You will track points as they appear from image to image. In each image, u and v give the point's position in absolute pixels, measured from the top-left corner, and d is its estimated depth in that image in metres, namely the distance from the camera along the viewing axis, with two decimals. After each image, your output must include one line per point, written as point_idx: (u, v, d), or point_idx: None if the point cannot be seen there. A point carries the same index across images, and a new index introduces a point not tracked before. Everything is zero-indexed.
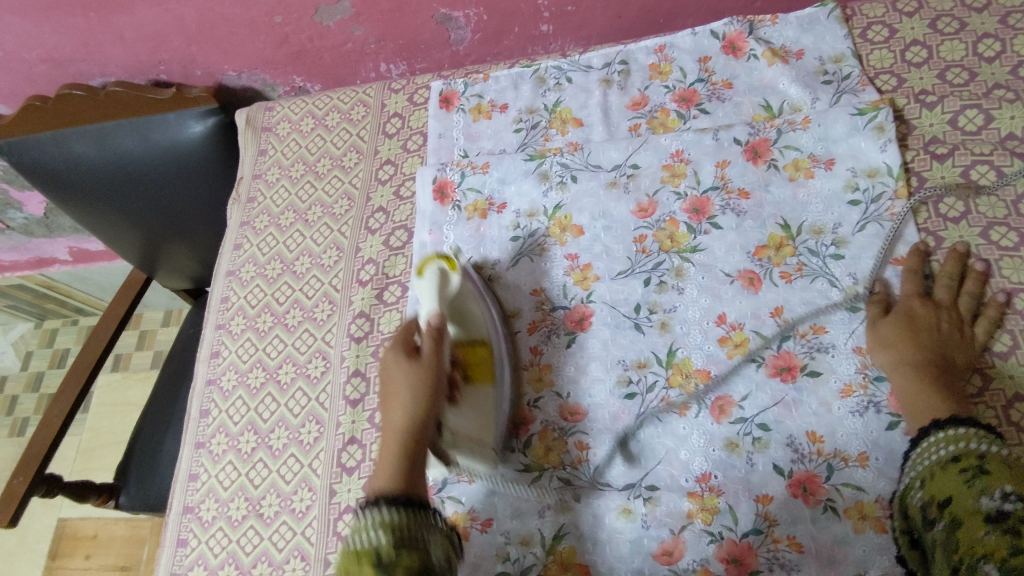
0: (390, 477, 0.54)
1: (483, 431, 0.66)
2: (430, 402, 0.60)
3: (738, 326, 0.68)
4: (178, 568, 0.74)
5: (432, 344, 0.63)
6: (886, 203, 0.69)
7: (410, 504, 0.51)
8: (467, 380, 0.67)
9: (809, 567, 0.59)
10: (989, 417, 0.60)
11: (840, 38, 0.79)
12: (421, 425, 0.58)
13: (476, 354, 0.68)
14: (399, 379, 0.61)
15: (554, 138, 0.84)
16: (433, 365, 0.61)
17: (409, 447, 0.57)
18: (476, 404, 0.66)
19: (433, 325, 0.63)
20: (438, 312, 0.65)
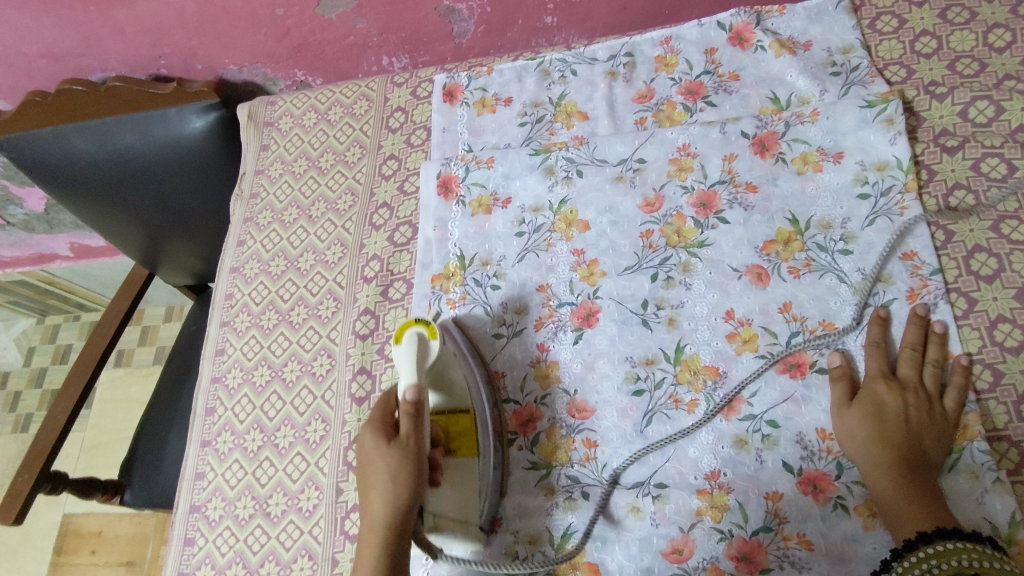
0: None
1: (467, 508, 0.65)
2: (411, 490, 0.58)
3: (746, 322, 0.68)
4: (186, 567, 0.74)
5: (411, 422, 0.61)
6: (895, 196, 0.68)
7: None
8: (451, 454, 0.66)
9: (819, 565, 0.58)
10: (1000, 413, 0.60)
11: (849, 29, 0.78)
12: (399, 519, 0.57)
13: (461, 424, 0.68)
14: (377, 465, 0.59)
15: (559, 132, 0.83)
16: (413, 447, 0.60)
17: (385, 550, 0.56)
18: (460, 483, 0.65)
19: (410, 401, 0.61)
20: (415, 386, 0.63)
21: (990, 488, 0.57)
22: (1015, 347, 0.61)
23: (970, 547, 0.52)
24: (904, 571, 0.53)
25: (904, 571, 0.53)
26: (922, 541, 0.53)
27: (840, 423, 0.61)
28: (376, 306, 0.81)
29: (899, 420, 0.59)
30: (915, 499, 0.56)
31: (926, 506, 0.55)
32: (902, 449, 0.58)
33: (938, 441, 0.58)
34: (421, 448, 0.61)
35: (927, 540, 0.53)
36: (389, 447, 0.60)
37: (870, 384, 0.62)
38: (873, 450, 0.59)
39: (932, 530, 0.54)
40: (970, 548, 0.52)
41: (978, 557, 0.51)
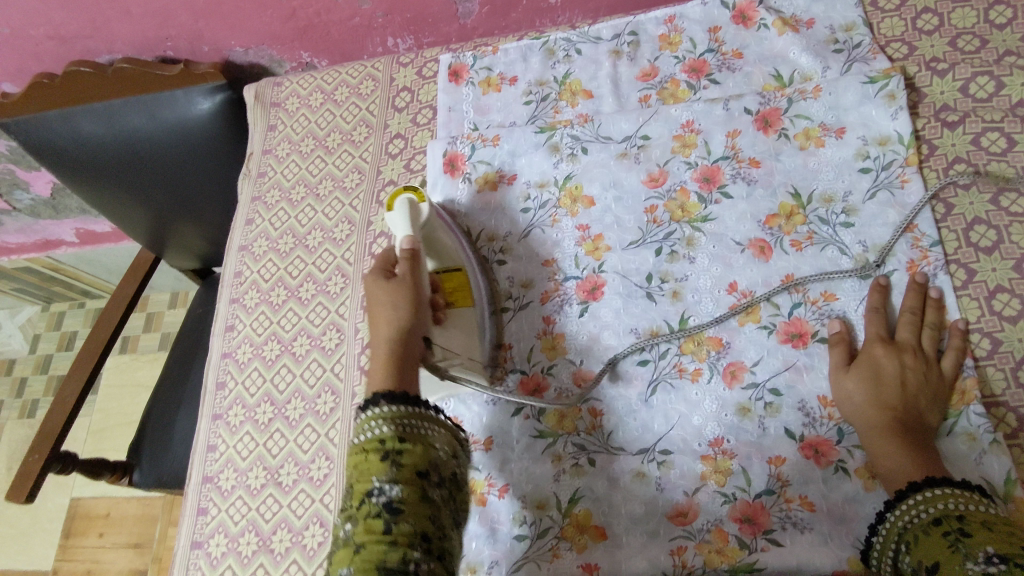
0: (386, 377, 0.56)
1: (469, 347, 0.70)
2: (413, 318, 0.61)
3: (749, 294, 0.69)
4: (199, 536, 0.76)
5: (409, 266, 0.64)
6: (897, 170, 0.69)
7: (406, 399, 0.53)
8: (450, 304, 0.71)
9: (821, 525, 0.60)
10: (997, 379, 0.61)
11: (851, 7, 0.78)
12: (407, 320, 0.61)
13: (454, 281, 0.72)
14: (380, 297, 0.62)
15: (563, 110, 0.84)
16: (410, 283, 0.63)
17: (396, 351, 0.58)
18: (461, 323, 0.70)
19: (407, 251, 0.64)
20: (410, 238, 0.66)
21: (987, 448, 0.58)
22: (1013, 316, 0.62)
23: (958, 493, 0.52)
24: (896, 519, 0.54)
25: (896, 520, 0.54)
26: (913, 489, 0.54)
27: (839, 387, 0.62)
28: None
29: (896, 383, 0.60)
30: (909, 456, 0.57)
31: (920, 463, 0.56)
32: (897, 409, 0.59)
33: (933, 402, 0.60)
34: (419, 290, 0.63)
35: (916, 488, 0.54)
36: (390, 281, 0.63)
37: (868, 348, 0.63)
38: (868, 411, 0.60)
39: (923, 480, 0.54)
40: (958, 493, 0.52)
41: (964, 501, 0.52)
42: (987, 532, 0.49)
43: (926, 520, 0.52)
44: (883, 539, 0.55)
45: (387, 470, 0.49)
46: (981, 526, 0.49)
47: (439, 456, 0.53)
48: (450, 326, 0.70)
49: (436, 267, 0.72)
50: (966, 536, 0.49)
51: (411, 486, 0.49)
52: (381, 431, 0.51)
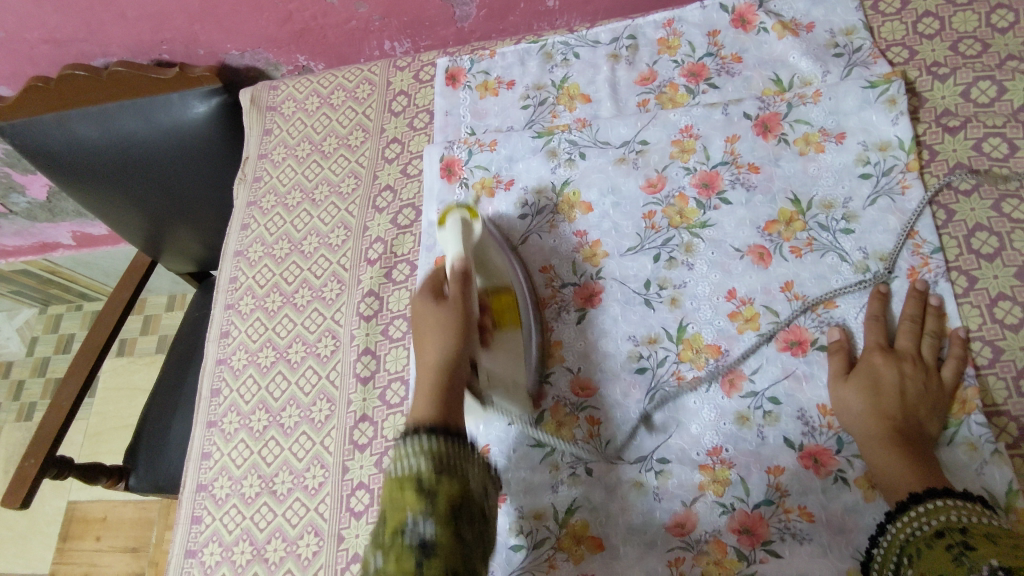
0: (427, 404, 0.54)
1: (517, 372, 0.67)
2: (460, 342, 0.60)
3: (748, 301, 0.68)
4: (193, 545, 0.75)
5: (459, 286, 0.63)
6: (897, 176, 0.69)
7: (450, 432, 0.50)
8: (498, 326, 0.68)
9: (820, 536, 0.59)
10: (999, 388, 0.60)
11: (851, 10, 0.78)
12: (453, 361, 0.58)
13: (503, 300, 0.69)
14: (430, 323, 0.61)
15: (561, 115, 0.83)
16: (460, 308, 0.61)
17: (440, 383, 0.56)
18: (510, 347, 0.67)
19: (456, 269, 0.63)
20: (462, 257, 0.64)
21: (988, 459, 0.57)
22: (1015, 324, 0.62)
23: (961, 504, 0.52)
24: (897, 532, 0.54)
25: (897, 532, 0.54)
26: (914, 502, 0.54)
27: (838, 396, 0.62)
28: (380, 288, 0.81)
29: (895, 391, 0.60)
30: (910, 466, 0.56)
31: (921, 473, 0.56)
32: (897, 418, 0.59)
33: (933, 411, 0.59)
34: (468, 307, 0.62)
35: (918, 500, 0.54)
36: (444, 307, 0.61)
37: (867, 357, 0.62)
38: (868, 420, 0.60)
39: (925, 491, 0.54)
40: (959, 505, 0.52)
41: (966, 513, 0.51)
42: (993, 544, 0.47)
43: (928, 532, 0.52)
44: (885, 550, 0.55)
45: (424, 503, 0.46)
46: (984, 538, 0.49)
47: (474, 492, 0.50)
48: (501, 357, 0.67)
49: (487, 286, 0.70)
50: (969, 549, 0.48)
51: (446, 525, 0.46)
52: (419, 464, 0.48)
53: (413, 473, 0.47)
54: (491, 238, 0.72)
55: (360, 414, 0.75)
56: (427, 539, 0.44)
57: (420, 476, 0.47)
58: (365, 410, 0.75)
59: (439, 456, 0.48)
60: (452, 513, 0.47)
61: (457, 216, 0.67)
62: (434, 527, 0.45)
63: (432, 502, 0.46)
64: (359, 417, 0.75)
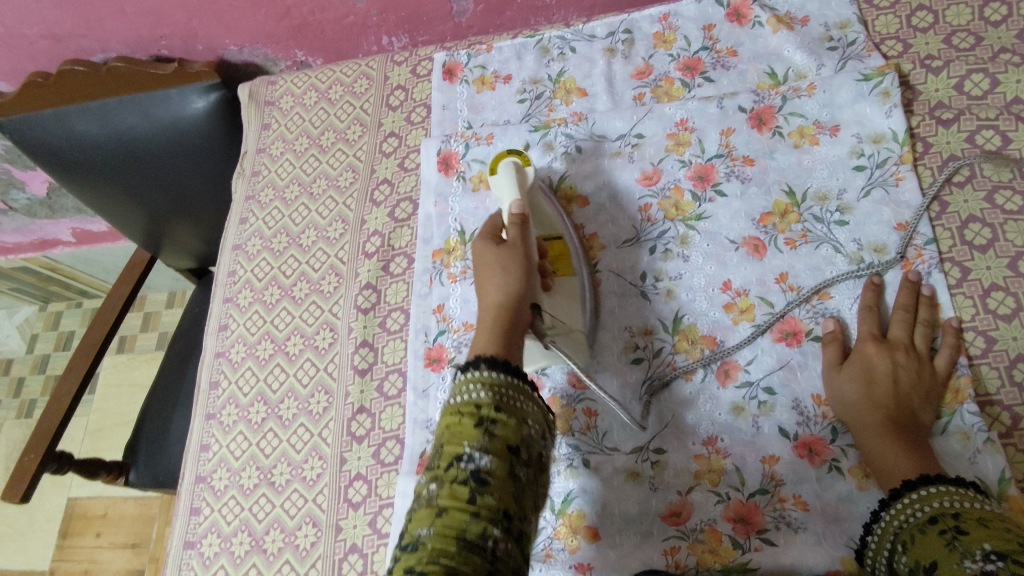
0: (491, 343, 0.56)
1: (574, 320, 0.68)
2: (524, 281, 0.61)
3: (743, 293, 0.69)
4: (192, 536, 0.76)
5: (518, 229, 0.65)
6: (891, 168, 0.69)
7: (509, 369, 0.53)
8: (554, 272, 0.69)
9: (815, 525, 0.59)
10: (991, 377, 0.61)
11: (846, 4, 0.78)
12: (515, 304, 0.59)
13: (556, 249, 0.71)
14: (490, 260, 0.63)
15: (558, 109, 0.84)
16: (522, 248, 0.63)
17: (503, 324, 0.57)
18: (566, 291, 0.69)
19: (516, 214, 0.66)
20: (519, 203, 0.67)
21: (981, 447, 0.58)
22: (1008, 315, 0.62)
23: (954, 491, 0.52)
24: (891, 519, 0.54)
25: (891, 519, 0.54)
26: (908, 488, 0.54)
27: (833, 386, 0.62)
28: (377, 281, 0.82)
29: (889, 381, 0.60)
30: (904, 454, 0.56)
31: (916, 460, 0.56)
32: (893, 406, 0.59)
33: (926, 400, 0.59)
34: (528, 250, 0.64)
35: (910, 487, 0.54)
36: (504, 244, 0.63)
37: (861, 346, 0.63)
38: (864, 408, 0.60)
39: (919, 478, 0.54)
40: (952, 491, 0.52)
41: (959, 499, 0.51)
42: (983, 528, 0.47)
43: (921, 519, 0.52)
44: (879, 538, 0.54)
45: (479, 437, 0.49)
46: (976, 523, 0.48)
47: (530, 435, 0.52)
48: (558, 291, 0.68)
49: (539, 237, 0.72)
50: (961, 534, 0.48)
51: (501, 456, 0.48)
52: (477, 396, 0.51)
53: (472, 405, 0.51)
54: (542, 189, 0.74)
55: (357, 407, 0.75)
56: (481, 471, 0.47)
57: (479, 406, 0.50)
58: (363, 402, 0.76)
59: (496, 390, 0.51)
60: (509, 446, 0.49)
61: (509, 163, 0.70)
62: (488, 459, 0.48)
63: (488, 436, 0.49)
64: (357, 409, 0.75)
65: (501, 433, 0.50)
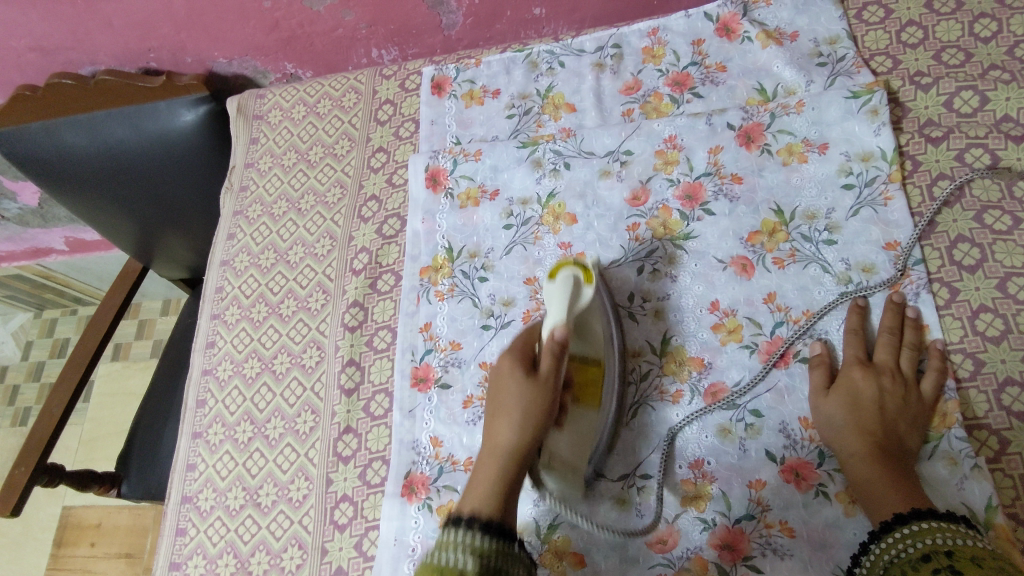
0: (489, 499, 0.50)
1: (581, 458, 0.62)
2: (540, 424, 0.54)
3: (731, 313, 0.68)
4: (178, 557, 0.75)
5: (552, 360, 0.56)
6: (879, 187, 0.69)
7: (501, 531, 0.48)
8: (578, 402, 0.62)
9: (801, 551, 0.59)
10: (980, 401, 0.60)
11: (835, 19, 0.78)
12: (526, 451, 0.53)
13: (589, 374, 0.63)
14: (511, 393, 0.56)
15: (546, 124, 0.83)
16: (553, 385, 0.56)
17: (509, 473, 0.52)
18: (581, 427, 0.62)
19: (558, 338, 0.56)
20: (564, 325, 0.58)
21: (968, 474, 0.57)
22: (997, 337, 0.61)
23: (945, 526, 0.51)
24: (882, 552, 0.54)
25: (882, 552, 0.54)
26: (898, 522, 0.53)
27: (819, 410, 0.61)
28: (365, 298, 0.81)
29: (875, 407, 0.59)
30: (894, 485, 0.55)
31: (904, 489, 0.55)
32: (879, 432, 0.58)
33: (914, 426, 0.59)
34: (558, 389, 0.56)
35: (903, 521, 0.53)
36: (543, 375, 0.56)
37: (847, 371, 0.62)
38: (849, 435, 0.59)
39: (910, 512, 0.53)
40: (944, 527, 0.51)
41: (951, 535, 0.50)
42: (976, 568, 0.46)
43: (912, 554, 0.51)
44: (869, 570, 0.54)
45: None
46: (969, 561, 0.47)
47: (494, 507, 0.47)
48: (576, 435, 0.61)
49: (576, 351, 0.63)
50: (954, 573, 0.47)
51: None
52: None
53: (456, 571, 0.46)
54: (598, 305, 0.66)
55: (344, 426, 0.75)
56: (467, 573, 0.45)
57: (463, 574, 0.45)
58: (349, 422, 0.75)
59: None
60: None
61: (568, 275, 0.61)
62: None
63: None
64: (343, 429, 0.75)
65: None
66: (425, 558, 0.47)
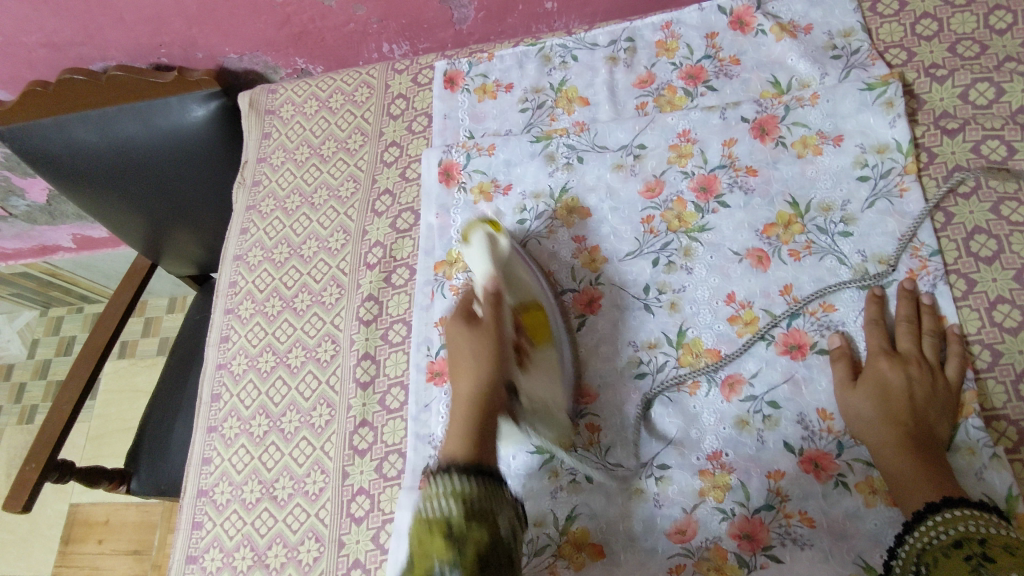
0: (464, 443, 0.55)
1: (552, 393, 0.65)
2: (498, 362, 0.61)
3: (747, 305, 0.68)
4: (194, 550, 0.75)
5: (491, 310, 0.64)
6: (895, 178, 0.69)
7: (482, 476, 0.53)
8: (534, 345, 0.66)
9: (821, 541, 0.59)
10: (998, 392, 0.60)
11: (849, 12, 0.78)
12: (489, 399, 0.59)
13: (535, 317, 0.67)
14: (464, 346, 0.63)
15: (560, 118, 0.83)
16: (493, 330, 0.63)
17: (475, 423, 0.57)
18: (545, 367, 0.66)
19: (490, 291, 0.65)
20: (491, 277, 0.66)
21: (987, 463, 0.57)
22: (1014, 327, 0.61)
23: (978, 514, 0.52)
24: (915, 541, 0.54)
25: (915, 541, 0.54)
26: (930, 511, 0.54)
27: (845, 404, 0.61)
28: (379, 292, 0.81)
29: (904, 397, 0.60)
30: (924, 474, 0.56)
31: (932, 477, 0.55)
32: (910, 424, 0.59)
33: (942, 413, 0.59)
34: (501, 331, 0.63)
35: (933, 509, 0.54)
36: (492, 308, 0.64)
37: (873, 362, 0.62)
38: (880, 427, 0.59)
39: (941, 501, 0.54)
40: (977, 515, 0.52)
41: (983, 523, 0.51)
42: (1011, 557, 0.48)
43: (945, 542, 0.52)
44: (903, 561, 0.54)
45: (449, 553, 0.48)
46: (1004, 550, 0.49)
47: (502, 537, 0.52)
48: (536, 368, 0.65)
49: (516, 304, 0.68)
50: (988, 561, 0.48)
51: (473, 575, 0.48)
52: (449, 509, 0.50)
53: (442, 517, 0.50)
54: (519, 257, 0.71)
55: (360, 420, 0.75)
56: None
57: (449, 521, 0.49)
58: (365, 415, 0.75)
59: (467, 501, 0.51)
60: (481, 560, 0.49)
61: (482, 234, 0.68)
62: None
63: (459, 552, 0.48)
64: (359, 422, 0.75)
65: (473, 548, 0.49)
66: (416, 509, 0.52)
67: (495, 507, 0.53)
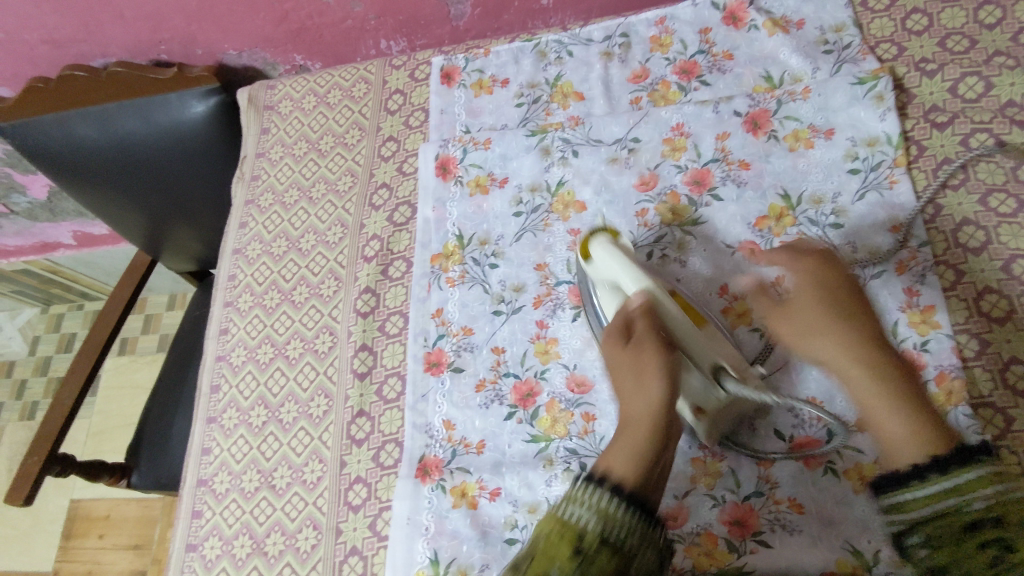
0: (631, 461, 0.54)
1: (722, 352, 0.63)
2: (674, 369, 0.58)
3: (740, 297, 0.69)
4: (194, 539, 0.76)
5: (645, 322, 0.62)
6: (885, 171, 0.70)
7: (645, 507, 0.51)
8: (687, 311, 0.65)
9: (810, 527, 0.60)
10: (986, 380, 0.61)
11: (841, 7, 0.79)
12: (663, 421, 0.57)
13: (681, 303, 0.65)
14: (626, 364, 0.61)
15: (555, 112, 0.84)
16: (655, 340, 0.60)
17: (650, 446, 0.55)
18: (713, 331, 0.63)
19: (638, 307, 0.62)
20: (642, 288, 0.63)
21: None
22: (1002, 317, 0.62)
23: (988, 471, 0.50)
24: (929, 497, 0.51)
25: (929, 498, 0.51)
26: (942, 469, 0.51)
27: (831, 351, 0.60)
28: (376, 285, 0.82)
29: (879, 346, 0.59)
30: (918, 421, 0.55)
31: (922, 435, 0.54)
32: (868, 342, 0.59)
33: (910, 366, 0.59)
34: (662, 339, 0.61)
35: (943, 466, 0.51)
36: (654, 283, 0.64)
37: (847, 312, 0.61)
38: (842, 359, 0.59)
39: (955, 452, 0.52)
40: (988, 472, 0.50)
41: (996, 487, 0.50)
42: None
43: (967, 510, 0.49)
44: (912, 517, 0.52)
45: (574, 565, 0.48)
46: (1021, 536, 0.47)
47: (635, 529, 0.50)
48: (707, 335, 0.61)
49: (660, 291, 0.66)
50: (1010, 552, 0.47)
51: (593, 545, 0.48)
52: (586, 522, 0.50)
53: (576, 530, 0.50)
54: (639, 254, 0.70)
55: (357, 410, 0.76)
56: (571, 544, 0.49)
57: (581, 535, 0.49)
58: (362, 406, 0.76)
59: (608, 521, 0.50)
60: (607, 538, 0.49)
61: (602, 245, 0.67)
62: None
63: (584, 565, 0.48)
64: (356, 412, 0.76)
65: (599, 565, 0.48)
66: (556, 508, 0.53)
67: (633, 548, 0.49)
